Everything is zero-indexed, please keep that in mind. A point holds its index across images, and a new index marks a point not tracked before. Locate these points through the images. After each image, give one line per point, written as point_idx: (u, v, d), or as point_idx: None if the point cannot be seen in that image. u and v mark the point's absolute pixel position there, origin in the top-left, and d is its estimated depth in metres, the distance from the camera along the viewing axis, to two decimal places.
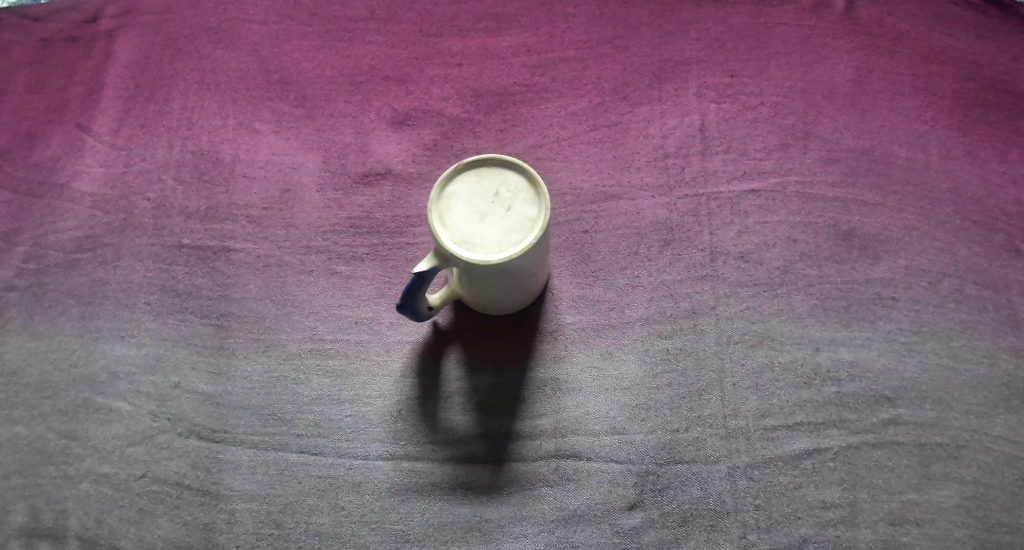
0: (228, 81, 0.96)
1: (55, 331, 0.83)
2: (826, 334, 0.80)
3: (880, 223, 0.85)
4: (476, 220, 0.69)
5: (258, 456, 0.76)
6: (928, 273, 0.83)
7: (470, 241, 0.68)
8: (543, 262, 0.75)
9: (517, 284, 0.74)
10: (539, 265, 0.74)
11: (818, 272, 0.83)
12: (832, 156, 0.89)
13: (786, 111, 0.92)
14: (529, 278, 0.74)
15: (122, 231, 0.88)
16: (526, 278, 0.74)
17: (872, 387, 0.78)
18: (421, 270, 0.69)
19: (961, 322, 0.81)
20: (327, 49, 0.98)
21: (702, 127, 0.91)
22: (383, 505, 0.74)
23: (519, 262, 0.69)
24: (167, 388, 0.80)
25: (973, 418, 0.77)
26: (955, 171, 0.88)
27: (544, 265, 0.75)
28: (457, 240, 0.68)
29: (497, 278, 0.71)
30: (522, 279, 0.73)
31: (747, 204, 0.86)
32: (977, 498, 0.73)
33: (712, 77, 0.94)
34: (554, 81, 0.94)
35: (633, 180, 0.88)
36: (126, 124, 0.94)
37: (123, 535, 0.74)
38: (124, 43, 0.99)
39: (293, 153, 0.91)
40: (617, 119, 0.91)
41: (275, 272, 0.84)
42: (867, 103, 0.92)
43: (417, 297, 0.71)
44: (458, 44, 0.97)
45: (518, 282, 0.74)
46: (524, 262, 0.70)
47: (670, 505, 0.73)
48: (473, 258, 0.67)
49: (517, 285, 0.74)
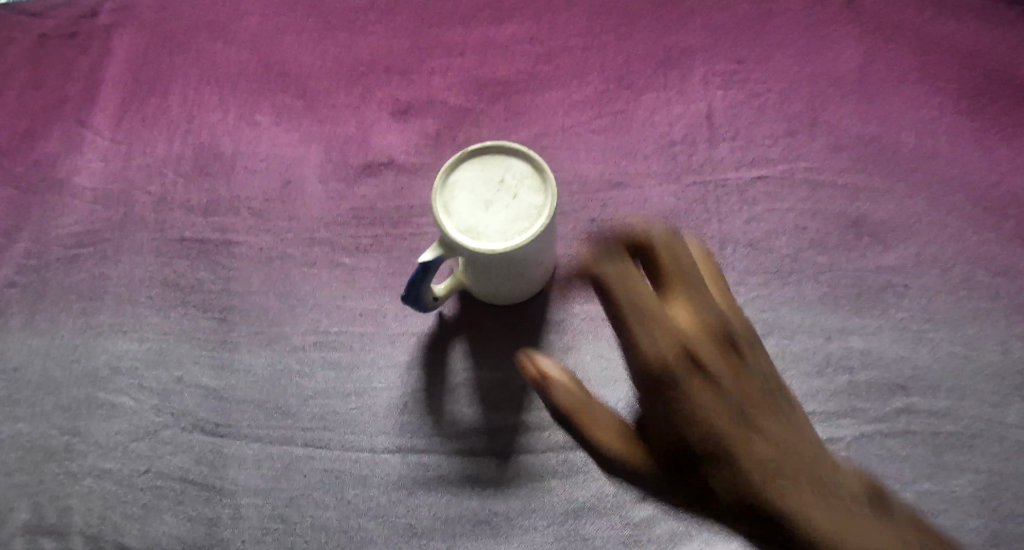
0: (229, 74, 0.95)
1: (57, 327, 0.82)
2: (836, 322, 0.79)
3: (890, 211, 0.85)
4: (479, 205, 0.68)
5: (263, 450, 0.75)
6: (939, 260, 0.82)
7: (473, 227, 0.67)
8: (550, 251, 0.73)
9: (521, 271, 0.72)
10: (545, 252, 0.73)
11: (828, 260, 0.82)
12: (840, 143, 0.88)
13: (793, 98, 0.91)
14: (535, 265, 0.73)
15: (123, 226, 0.87)
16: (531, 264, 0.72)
17: (884, 375, 0.77)
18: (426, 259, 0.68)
19: (973, 310, 0.80)
20: (327, 40, 0.97)
21: (708, 115, 0.90)
22: (390, 498, 0.73)
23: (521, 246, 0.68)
24: (170, 383, 0.79)
25: (986, 408, 0.76)
26: (964, 158, 0.87)
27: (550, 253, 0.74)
28: (459, 226, 0.67)
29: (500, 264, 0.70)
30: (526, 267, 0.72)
31: (756, 192, 0.85)
32: (989, 487, 0.73)
33: (718, 64, 0.93)
34: (557, 70, 0.93)
35: (640, 168, 0.87)
36: (126, 119, 0.94)
37: (128, 532, 0.73)
38: (124, 38, 0.99)
39: (296, 145, 0.90)
40: (622, 108, 0.91)
41: (278, 265, 0.84)
42: (874, 91, 0.91)
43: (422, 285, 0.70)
44: (460, 34, 0.96)
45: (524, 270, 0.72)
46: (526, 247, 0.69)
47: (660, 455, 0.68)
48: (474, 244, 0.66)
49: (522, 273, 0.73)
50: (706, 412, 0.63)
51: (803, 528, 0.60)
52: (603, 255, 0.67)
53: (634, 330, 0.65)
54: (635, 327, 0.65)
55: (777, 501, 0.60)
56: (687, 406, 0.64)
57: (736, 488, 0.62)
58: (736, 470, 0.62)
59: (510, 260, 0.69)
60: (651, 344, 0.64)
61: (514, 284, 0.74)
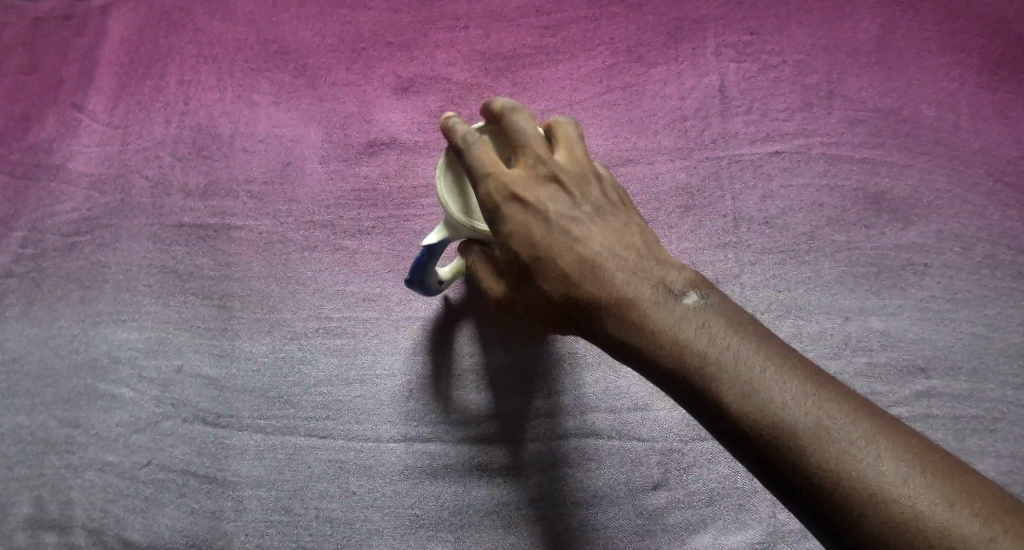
0: (225, 53, 0.93)
1: (55, 317, 0.80)
2: (855, 302, 0.76)
3: (910, 186, 0.82)
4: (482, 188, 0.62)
5: (266, 441, 0.73)
6: (960, 238, 0.79)
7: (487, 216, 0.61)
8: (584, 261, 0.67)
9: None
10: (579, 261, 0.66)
11: (847, 237, 0.79)
12: (858, 116, 0.85)
13: (810, 70, 0.87)
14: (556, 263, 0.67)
15: (120, 212, 0.85)
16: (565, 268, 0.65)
17: (905, 356, 0.74)
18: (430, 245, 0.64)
19: (996, 289, 0.77)
20: (326, 16, 0.94)
21: (721, 88, 0.87)
22: (396, 489, 0.71)
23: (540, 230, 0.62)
24: (170, 373, 0.77)
25: (1010, 391, 0.73)
26: (986, 132, 0.84)
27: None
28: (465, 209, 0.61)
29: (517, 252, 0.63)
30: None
31: (772, 167, 0.83)
32: (1013, 472, 0.70)
33: (731, 35, 0.89)
34: (565, 42, 0.90)
35: (651, 144, 0.84)
36: (122, 102, 0.91)
37: (131, 525, 0.71)
38: (118, 18, 0.96)
39: (295, 125, 0.88)
40: (632, 81, 0.87)
41: (279, 249, 0.81)
42: (894, 61, 0.88)
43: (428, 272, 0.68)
44: (463, 7, 0.93)
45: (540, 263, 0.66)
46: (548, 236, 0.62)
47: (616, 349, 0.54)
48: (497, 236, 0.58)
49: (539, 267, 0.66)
50: (605, 263, 0.56)
51: (759, 421, 0.49)
52: (512, 112, 0.59)
53: (524, 199, 0.56)
54: (535, 195, 0.57)
55: (727, 387, 0.51)
56: (591, 264, 0.56)
57: (683, 365, 0.52)
58: (664, 342, 0.53)
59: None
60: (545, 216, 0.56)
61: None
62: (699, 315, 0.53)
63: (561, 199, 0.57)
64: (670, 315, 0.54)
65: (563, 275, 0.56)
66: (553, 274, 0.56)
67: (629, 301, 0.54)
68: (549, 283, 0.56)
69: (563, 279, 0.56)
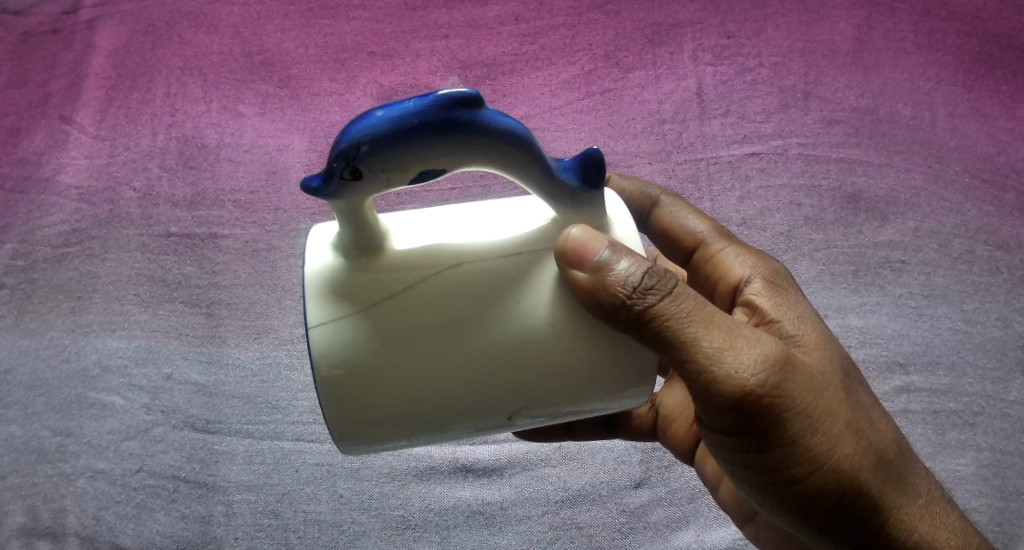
0: (211, 65, 0.95)
1: (45, 328, 0.79)
2: (833, 301, 0.77)
3: (886, 185, 0.84)
4: (509, 206, 0.46)
5: (255, 447, 0.72)
6: (938, 234, 0.81)
7: (593, 205, 0.44)
8: (581, 395, 0.43)
9: (474, 320, 0.42)
10: (584, 380, 0.43)
11: (824, 236, 0.81)
12: (834, 116, 0.88)
13: (785, 73, 0.91)
14: (519, 365, 0.42)
15: (110, 223, 0.86)
16: (635, 371, 0.43)
17: (883, 353, 0.74)
18: (461, 160, 0.40)
19: (973, 284, 0.78)
20: (310, 28, 0.97)
21: (699, 91, 0.90)
22: (383, 490, 0.70)
23: (523, 260, 0.43)
24: (160, 380, 0.76)
25: (989, 384, 0.73)
26: (963, 129, 0.87)
27: (591, 397, 0.44)
28: (610, 209, 0.45)
29: (508, 280, 0.42)
30: (495, 308, 0.42)
31: (749, 168, 0.85)
32: (993, 465, 0.69)
33: (708, 39, 0.93)
34: (544, 49, 0.93)
35: (630, 148, 0.87)
36: (110, 114, 0.93)
37: (122, 532, 0.69)
38: (105, 33, 0.99)
39: (281, 135, 0.90)
40: (610, 86, 0.91)
41: (265, 257, 0.83)
42: (869, 61, 0.92)
43: (419, 153, 0.39)
44: (443, 16, 0.97)
45: (496, 318, 0.42)
46: (539, 277, 0.43)
47: (786, 447, 0.44)
48: (556, 233, 0.44)
49: (493, 334, 0.42)
50: (873, 414, 0.48)
51: (911, 534, 0.46)
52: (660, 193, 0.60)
53: (754, 301, 0.53)
54: (777, 297, 0.53)
55: (922, 531, 0.47)
56: (864, 414, 0.47)
57: (910, 532, 0.46)
58: (889, 499, 0.46)
59: (514, 274, 0.43)
60: (792, 332, 0.51)
61: (393, 341, 0.41)
62: (907, 458, 0.48)
63: (808, 309, 0.53)
64: (928, 490, 0.48)
65: (842, 416, 0.45)
66: (828, 412, 0.44)
67: (898, 466, 0.47)
68: (825, 422, 0.44)
69: (841, 421, 0.45)
